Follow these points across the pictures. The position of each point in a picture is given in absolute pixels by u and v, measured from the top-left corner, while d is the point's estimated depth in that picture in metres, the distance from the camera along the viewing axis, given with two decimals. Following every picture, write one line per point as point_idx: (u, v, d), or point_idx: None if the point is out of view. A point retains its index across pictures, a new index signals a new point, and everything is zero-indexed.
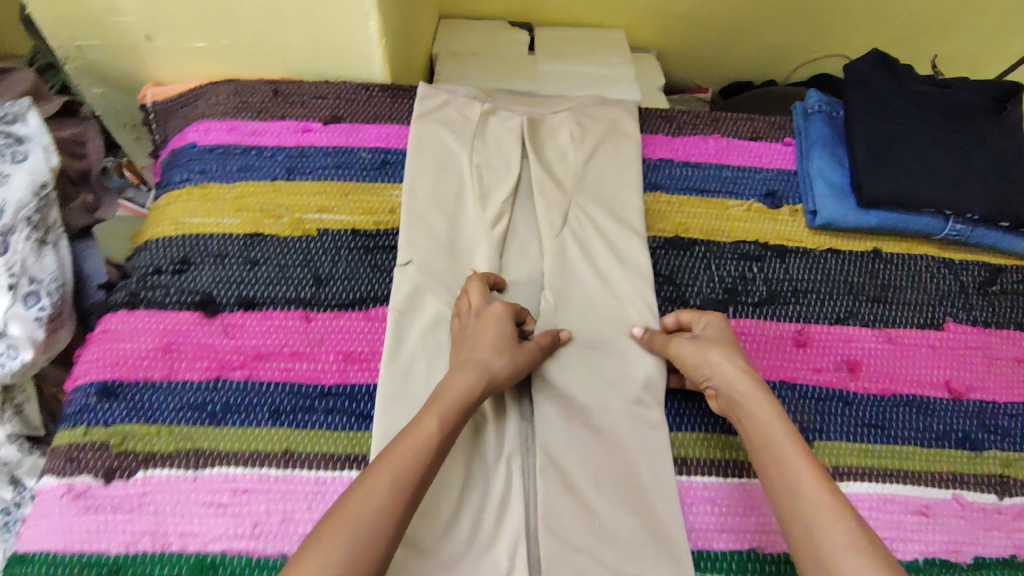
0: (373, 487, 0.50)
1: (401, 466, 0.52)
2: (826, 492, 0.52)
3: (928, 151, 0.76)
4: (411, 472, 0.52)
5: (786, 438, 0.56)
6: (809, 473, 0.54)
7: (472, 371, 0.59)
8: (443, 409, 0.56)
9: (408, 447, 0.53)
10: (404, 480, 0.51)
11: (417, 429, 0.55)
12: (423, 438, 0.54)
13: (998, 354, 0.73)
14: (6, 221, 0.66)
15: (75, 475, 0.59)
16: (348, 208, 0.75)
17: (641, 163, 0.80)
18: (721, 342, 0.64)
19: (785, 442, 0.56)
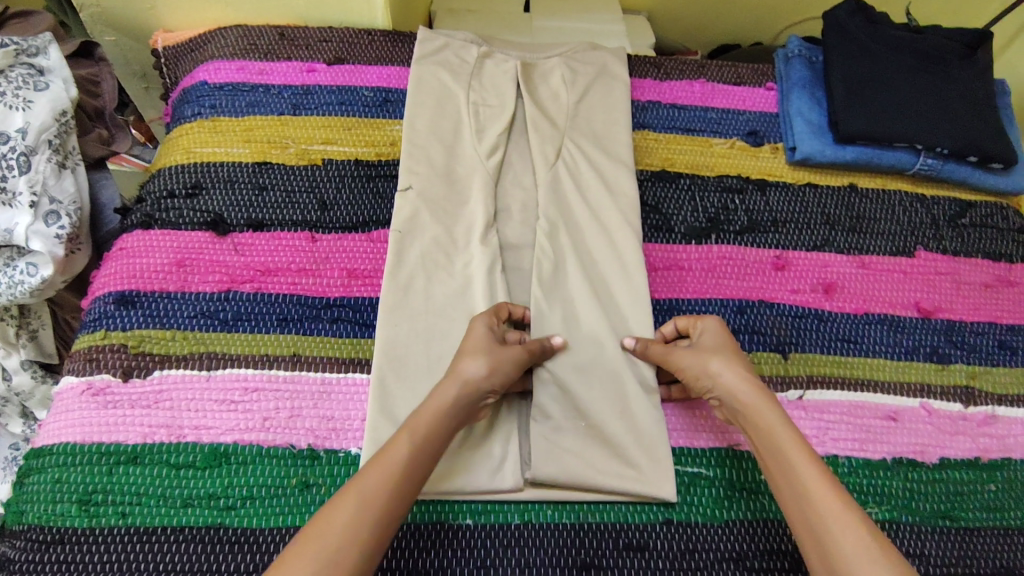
0: (340, 505, 0.49)
1: (372, 488, 0.50)
2: (837, 497, 0.51)
3: (902, 90, 0.80)
4: (379, 491, 0.50)
5: (791, 445, 0.55)
6: (819, 479, 0.52)
7: (450, 385, 0.57)
8: (417, 429, 0.54)
9: (379, 468, 0.51)
10: (371, 500, 0.49)
11: (388, 450, 0.52)
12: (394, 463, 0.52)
13: (966, 279, 0.77)
14: (29, 142, 0.70)
15: (94, 373, 0.63)
16: (352, 140, 0.79)
17: (631, 104, 0.84)
18: (721, 350, 0.62)
19: (790, 448, 0.55)
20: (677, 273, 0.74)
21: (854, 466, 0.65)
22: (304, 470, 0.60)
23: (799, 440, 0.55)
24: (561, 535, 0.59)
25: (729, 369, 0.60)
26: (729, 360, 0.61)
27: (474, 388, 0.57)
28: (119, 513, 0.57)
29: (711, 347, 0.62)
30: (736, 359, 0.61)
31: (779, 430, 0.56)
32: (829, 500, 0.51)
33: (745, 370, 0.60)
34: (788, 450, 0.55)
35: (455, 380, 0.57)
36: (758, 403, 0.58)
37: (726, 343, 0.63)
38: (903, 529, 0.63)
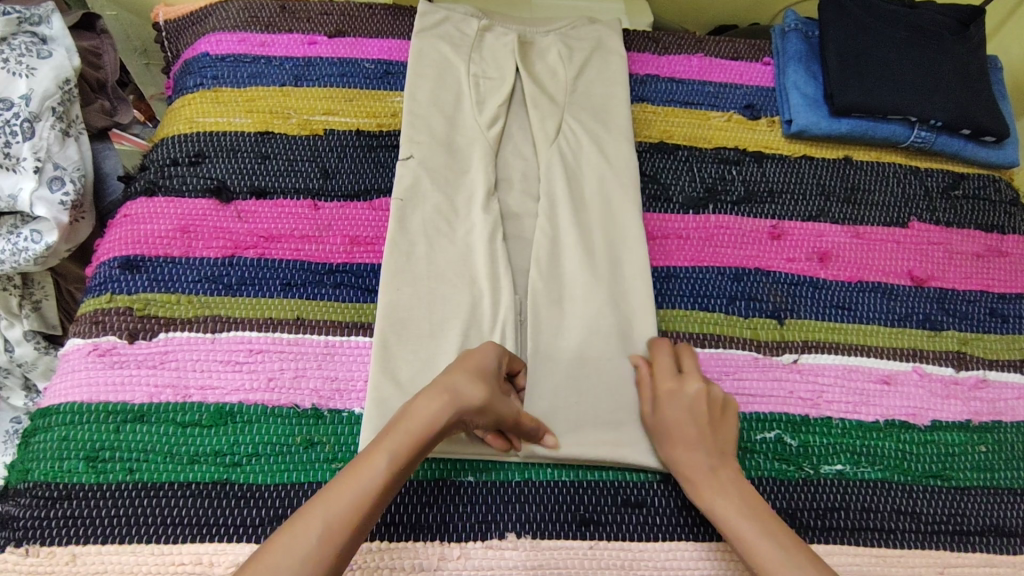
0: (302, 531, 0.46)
1: (336, 523, 0.47)
2: (780, 561, 0.52)
3: (896, 64, 0.82)
4: (343, 505, 0.48)
5: (730, 515, 0.56)
6: (762, 546, 0.53)
7: (440, 398, 0.52)
8: (398, 445, 0.50)
9: (354, 483, 0.48)
10: (334, 534, 0.46)
11: (363, 468, 0.49)
12: (364, 481, 0.49)
13: (958, 248, 0.78)
14: (33, 108, 0.71)
15: (100, 335, 0.63)
16: (353, 111, 0.79)
17: (629, 78, 0.84)
18: (670, 427, 0.60)
19: (731, 515, 0.56)
20: (675, 242, 0.75)
21: (847, 428, 0.66)
22: (308, 429, 0.61)
23: (738, 505, 0.56)
24: (561, 492, 0.60)
25: (675, 446, 0.60)
26: (675, 436, 0.60)
27: (466, 411, 0.53)
28: (126, 469, 0.58)
29: (661, 418, 0.61)
30: (683, 431, 0.60)
31: (722, 504, 0.57)
32: (771, 565, 0.52)
33: (688, 442, 0.59)
34: (727, 520, 0.56)
35: (449, 400, 0.52)
36: (703, 477, 0.58)
37: (679, 414, 0.60)
38: (895, 488, 0.64)
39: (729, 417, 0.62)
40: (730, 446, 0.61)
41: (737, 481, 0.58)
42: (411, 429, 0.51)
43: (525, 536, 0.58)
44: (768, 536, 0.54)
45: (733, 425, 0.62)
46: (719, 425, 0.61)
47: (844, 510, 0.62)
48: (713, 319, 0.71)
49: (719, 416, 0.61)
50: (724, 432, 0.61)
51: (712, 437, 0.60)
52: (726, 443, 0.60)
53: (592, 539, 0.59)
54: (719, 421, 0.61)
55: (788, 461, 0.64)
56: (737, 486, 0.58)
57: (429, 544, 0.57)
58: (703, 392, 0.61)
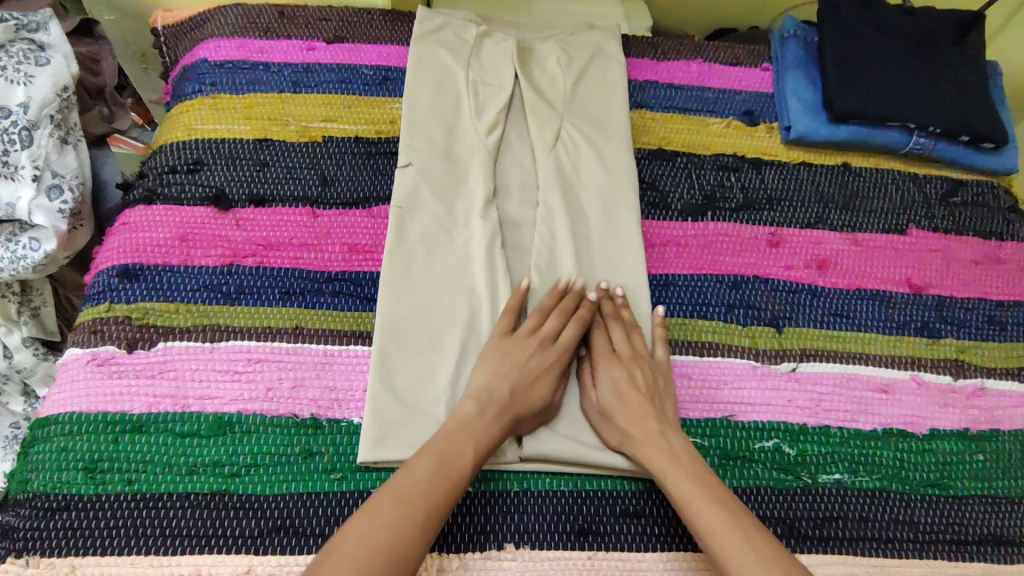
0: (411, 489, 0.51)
1: (433, 505, 0.51)
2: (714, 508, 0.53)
3: (895, 70, 0.81)
4: (440, 487, 0.52)
5: (667, 465, 0.57)
6: (696, 493, 0.55)
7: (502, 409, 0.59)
8: (480, 440, 0.56)
9: (448, 474, 0.53)
10: (430, 519, 0.51)
11: (453, 460, 0.54)
12: (455, 470, 0.54)
13: (957, 256, 0.78)
14: (31, 116, 0.71)
15: (99, 345, 0.63)
16: (351, 118, 0.79)
17: (628, 84, 0.84)
18: (609, 402, 0.61)
19: (683, 483, 0.55)
20: (674, 249, 0.75)
21: (845, 437, 0.66)
22: (307, 439, 0.61)
23: (676, 458, 0.57)
24: (559, 502, 0.61)
25: (620, 415, 0.60)
26: (614, 407, 0.61)
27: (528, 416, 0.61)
28: (125, 480, 0.58)
29: (601, 396, 0.62)
30: (622, 400, 0.61)
31: (671, 470, 0.57)
32: (722, 529, 0.52)
33: (627, 408, 0.60)
34: (664, 470, 0.57)
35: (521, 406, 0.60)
36: (649, 441, 0.58)
37: (615, 389, 0.62)
38: (893, 497, 0.64)
39: (665, 386, 0.63)
40: (670, 412, 0.62)
41: (678, 438, 0.59)
42: (484, 437, 0.57)
43: (523, 546, 0.58)
44: (706, 487, 0.55)
45: (671, 398, 0.63)
46: (660, 396, 0.62)
47: (842, 519, 0.63)
48: (713, 327, 0.70)
49: (657, 387, 0.63)
50: (664, 401, 0.62)
51: (652, 403, 0.61)
52: (667, 412, 0.61)
53: (591, 549, 0.59)
54: (656, 390, 0.63)
55: (787, 470, 0.64)
56: (680, 443, 0.59)
57: (428, 555, 0.57)
58: (638, 366, 0.63)
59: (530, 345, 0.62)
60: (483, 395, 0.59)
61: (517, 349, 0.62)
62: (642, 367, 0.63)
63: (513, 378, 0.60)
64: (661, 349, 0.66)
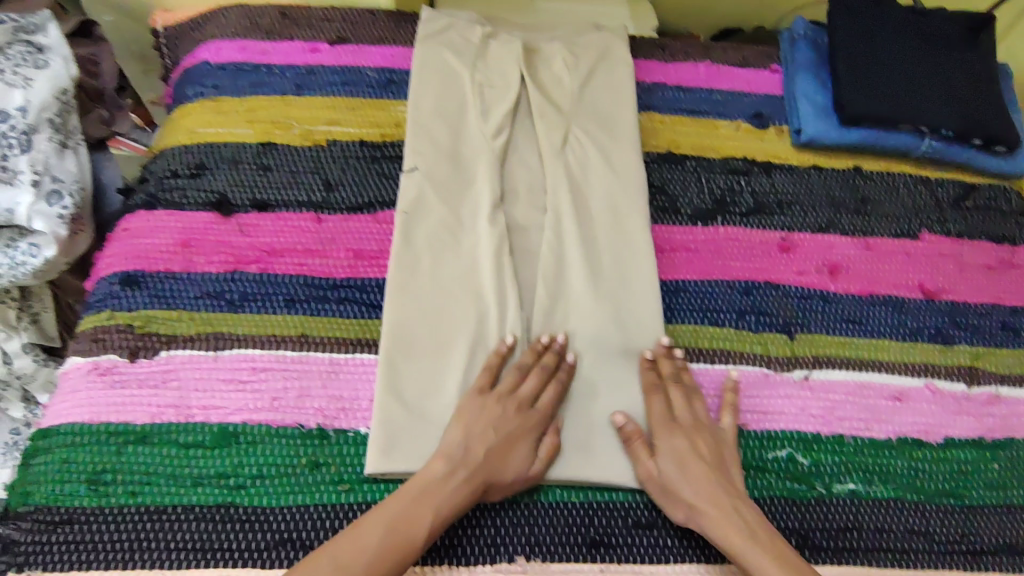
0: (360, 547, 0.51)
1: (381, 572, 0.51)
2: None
3: (906, 72, 0.80)
4: (387, 554, 0.51)
5: (742, 542, 0.55)
6: (780, 572, 0.53)
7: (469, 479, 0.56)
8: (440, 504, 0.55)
9: (399, 539, 0.52)
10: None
11: (410, 523, 0.53)
12: (410, 533, 0.53)
13: (969, 260, 0.77)
14: (31, 120, 0.70)
15: (101, 353, 0.62)
16: (355, 120, 0.78)
17: (636, 86, 0.83)
18: (672, 474, 0.59)
19: (764, 563, 0.54)
20: (684, 255, 0.74)
21: (860, 446, 0.66)
22: (313, 450, 0.60)
23: (750, 532, 0.56)
24: (570, 514, 0.60)
25: (688, 486, 0.58)
26: (678, 482, 0.58)
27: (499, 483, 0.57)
28: (129, 492, 0.57)
29: (662, 468, 0.59)
30: (684, 471, 0.59)
31: (748, 546, 0.55)
32: None
33: (693, 480, 0.58)
34: (740, 548, 0.55)
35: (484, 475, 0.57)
36: (722, 515, 0.57)
37: (677, 459, 0.59)
38: (908, 507, 0.63)
39: (729, 455, 0.61)
40: (735, 481, 0.60)
41: (749, 509, 0.58)
42: (451, 499, 0.55)
43: (534, 560, 0.57)
44: (788, 566, 0.54)
45: (735, 466, 0.61)
46: (725, 466, 0.60)
47: (858, 530, 0.62)
48: (724, 335, 0.69)
49: (721, 456, 0.61)
50: (728, 471, 0.60)
51: (716, 474, 0.59)
52: (734, 482, 0.60)
53: (603, 561, 0.58)
54: (720, 460, 0.61)
55: (801, 480, 0.63)
56: (750, 513, 0.57)
57: (437, 569, 0.56)
58: (699, 435, 0.61)
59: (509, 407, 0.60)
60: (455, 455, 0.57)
61: (495, 410, 0.60)
62: (704, 435, 0.61)
63: (489, 440, 0.58)
64: (729, 415, 0.63)
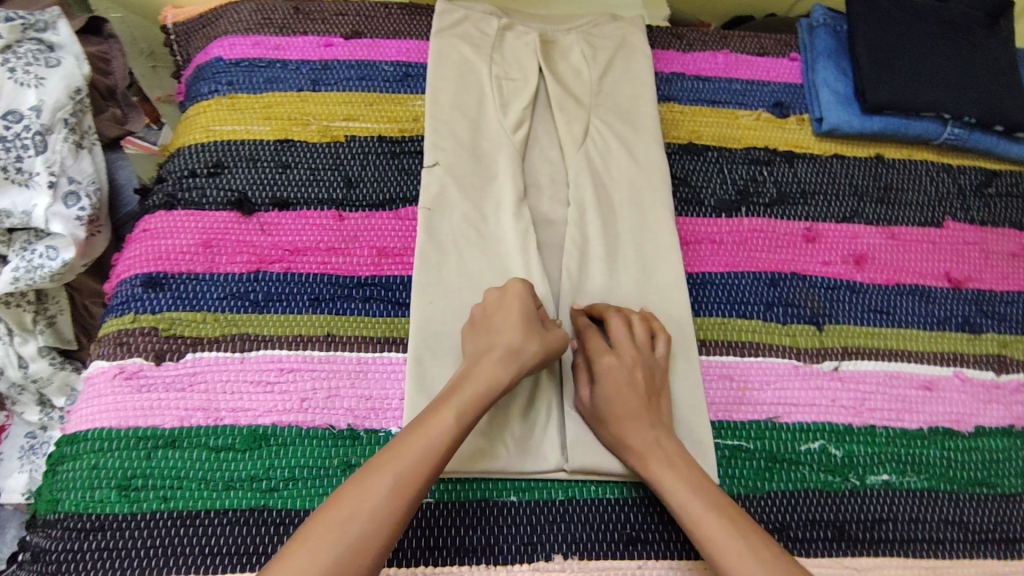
0: (376, 484, 0.49)
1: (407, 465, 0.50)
2: (715, 514, 0.53)
3: (928, 59, 0.79)
4: (425, 461, 0.50)
5: (663, 471, 0.56)
6: (695, 499, 0.54)
7: (502, 360, 0.56)
8: (463, 397, 0.54)
9: (422, 439, 0.51)
10: (409, 477, 0.49)
11: (432, 422, 0.52)
12: (438, 433, 0.52)
13: (995, 248, 0.77)
14: (45, 121, 0.68)
15: (126, 357, 0.61)
16: (373, 116, 0.77)
17: (655, 76, 0.82)
18: (602, 405, 0.59)
19: (679, 491, 0.55)
20: (709, 247, 0.73)
21: (892, 436, 0.65)
22: (345, 451, 0.59)
23: (671, 460, 0.56)
24: (605, 510, 0.59)
25: (614, 416, 0.58)
26: (606, 411, 0.59)
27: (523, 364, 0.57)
28: (160, 497, 0.56)
29: (597, 398, 0.59)
30: (617, 401, 0.58)
31: (670, 477, 0.55)
32: (723, 541, 0.51)
33: (620, 411, 0.58)
34: (661, 478, 0.56)
35: (508, 365, 0.56)
36: (646, 445, 0.57)
37: (609, 390, 0.59)
38: (942, 497, 0.63)
39: (662, 386, 0.61)
40: (665, 412, 0.60)
41: (672, 441, 0.58)
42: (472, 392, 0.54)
43: (571, 557, 0.57)
44: (706, 495, 0.54)
45: (666, 397, 0.61)
46: (658, 397, 0.60)
47: (892, 521, 0.62)
48: (752, 326, 0.69)
49: (655, 385, 0.60)
50: (659, 403, 0.60)
51: (647, 405, 0.59)
52: (663, 414, 0.60)
53: (639, 558, 0.58)
54: (653, 389, 0.60)
55: (835, 472, 0.63)
56: (671, 442, 0.58)
57: (474, 568, 0.56)
58: (637, 363, 0.60)
59: (508, 306, 0.59)
60: (476, 361, 0.57)
61: (499, 314, 0.59)
62: (640, 365, 0.60)
63: (499, 340, 0.58)
64: (661, 344, 0.62)
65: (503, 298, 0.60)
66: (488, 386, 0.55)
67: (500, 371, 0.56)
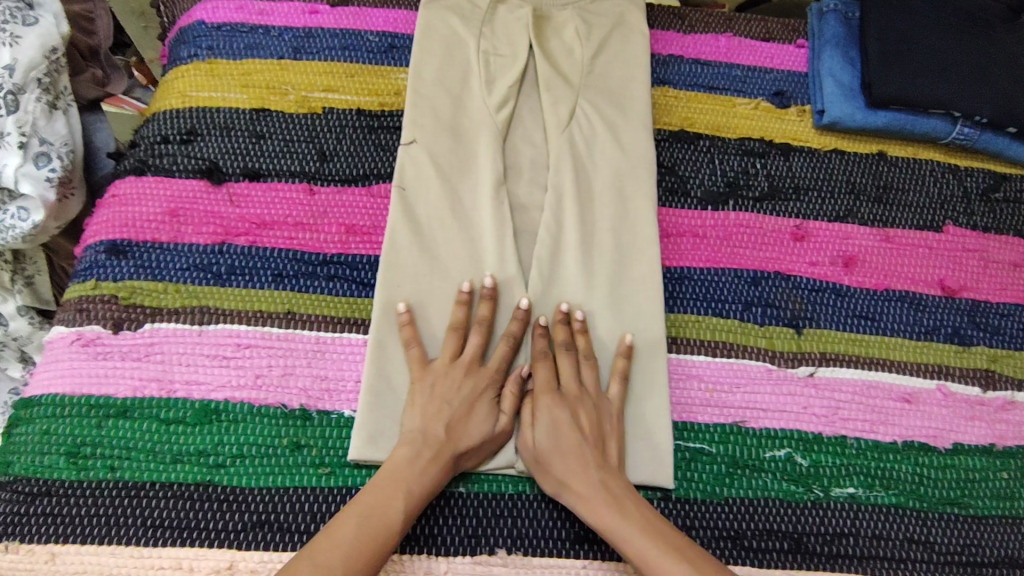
0: (326, 555, 0.48)
1: (354, 567, 0.49)
2: (670, 559, 0.50)
3: (942, 52, 0.74)
4: (370, 538, 0.50)
5: (614, 518, 0.53)
6: (649, 546, 0.51)
7: (441, 408, 0.57)
8: (399, 458, 0.55)
9: (370, 514, 0.51)
10: (360, 547, 0.49)
11: (381, 495, 0.53)
12: (387, 515, 0.52)
13: (996, 257, 0.73)
14: (17, 80, 0.66)
15: (85, 324, 0.61)
16: (354, 88, 0.75)
17: (650, 58, 0.78)
18: (545, 446, 0.56)
19: (630, 535, 0.52)
20: (690, 240, 0.70)
21: (863, 448, 0.63)
22: (296, 431, 0.59)
23: (620, 506, 0.54)
24: (556, 508, 0.58)
25: (560, 456, 0.56)
26: (549, 453, 0.56)
27: (457, 413, 0.57)
28: (108, 466, 0.57)
29: (540, 444, 0.57)
30: (561, 445, 0.56)
31: (619, 523, 0.53)
32: None
33: (565, 453, 0.56)
34: (612, 526, 0.53)
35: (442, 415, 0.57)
36: (592, 489, 0.55)
37: (553, 429, 0.57)
38: (909, 514, 0.61)
39: (612, 429, 0.59)
40: (612, 455, 0.58)
41: (618, 482, 0.56)
42: (415, 462, 0.55)
43: (516, 552, 0.56)
44: (660, 540, 0.52)
45: (618, 440, 0.59)
46: (605, 439, 0.58)
47: (853, 536, 0.60)
48: (728, 326, 0.66)
49: (603, 427, 0.58)
50: (606, 446, 0.58)
51: (593, 448, 0.57)
52: (611, 456, 0.58)
53: (587, 558, 0.57)
54: (600, 431, 0.58)
55: (798, 482, 0.61)
56: (621, 486, 0.56)
57: (417, 558, 0.55)
58: (582, 405, 0.58)
59: (456, 374, 0.59)
60: (419, 436, 0.56)
61: (445, 382, 0.58)
62: (586, 405, 0.59)
63: (445, 412, 0.57)
64: (615, 385, 0.61)
65: (453, 365, 0.59)
66: (420, 436, 0.56)
67: (435, 424, 0.56)
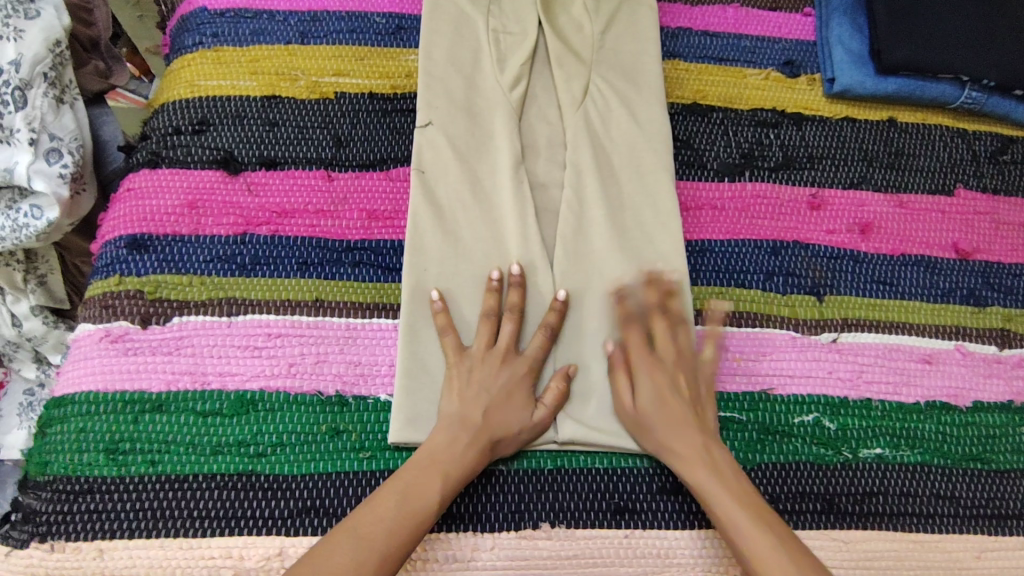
0: (369, 530, 0.50)
1: (396, 538, 0.51)
2: (756, 523, 0.52)
3: (949, 17, 0.75)
4: (410, 512, 0.52)
5: (707, 478, 0.55)
6: (740, 511, 0.53)
7: (478, 394, 0.57)
8: (438, 444, 0.55)
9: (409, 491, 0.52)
10: (401, 522, 0.51)
11: (420, 474, 0.54)
12: (426, 493, 0.53)
13: (1006, 218, 0.74)
14: (24, 75, 0.65)
15: (112, 320, 0.61)
16: (364, 71, 0.74)
17: (660, 31, 0.78)
18: (645, 406, 0.59)
19: (724, 498, 0.54)
20: (710, 213, 0.71)
21: (887, 409, 0.64)
22: (333, 417, 0.59)
23: (714, 468, 0.56)
24: (595, 480, 0.59)
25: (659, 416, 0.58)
26: (648, 411, 0.58)
27: (495, 400, 0.57)
28: (147, 461, 0.57)
29: (638, 403, 0.59)
30: (662, 405, 0.59)
31: (714, 485, 0.55)
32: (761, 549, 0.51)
33: (665, 414, 0.58)
34: (706, 484, 0.55)
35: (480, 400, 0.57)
36: (694, 450, 0.57)
37: (655, 393, 0.59)
38: (935, 471, 0.63)
39: (707, 397, 0.60)
40: (710, 420, 0.59)
41: (719, 447, 0.58)
42: (455, 444, 0.55)
43: (558, 525, 0.57)
44: (747, 504, 0.54)
45: (713, 406, 0.61)
46: (703, 406, 0.60)
47: (882, 495, 0.61)
48: (751, 296, 0.67)
49: (700, 392, 0.60)
50: (705, 411, 0.60)
51: (692, 411, 0.59)
52: (708, 421, 0.59)
53: (627, 527, 0.58)
54: (698, 397, 0.60)
55: (828, 445, 0.62)
56: (720, 451, 0.57)
57: (462, 536, 0.56)
58: (679, 370, 0.61)
59: (492, 363, 0.59)
60: (457, 420, 0.56)
61: (481, 370, 0.58)
62: (684, 371, 0.61)
63: (484, 398, 0.57)
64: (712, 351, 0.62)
65: (489, 353, 0.59)
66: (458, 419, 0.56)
67: (473, 409, 0.57)
